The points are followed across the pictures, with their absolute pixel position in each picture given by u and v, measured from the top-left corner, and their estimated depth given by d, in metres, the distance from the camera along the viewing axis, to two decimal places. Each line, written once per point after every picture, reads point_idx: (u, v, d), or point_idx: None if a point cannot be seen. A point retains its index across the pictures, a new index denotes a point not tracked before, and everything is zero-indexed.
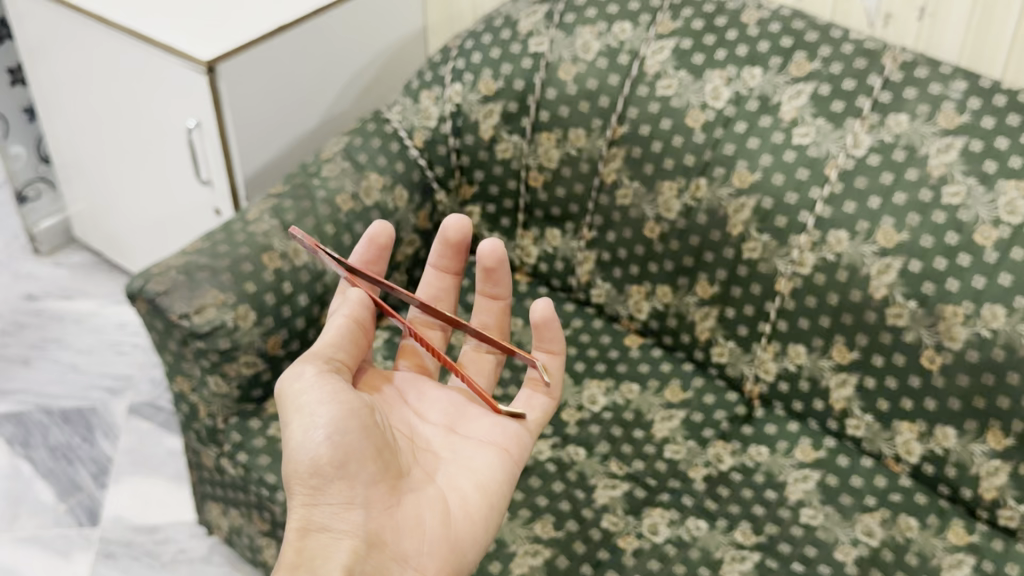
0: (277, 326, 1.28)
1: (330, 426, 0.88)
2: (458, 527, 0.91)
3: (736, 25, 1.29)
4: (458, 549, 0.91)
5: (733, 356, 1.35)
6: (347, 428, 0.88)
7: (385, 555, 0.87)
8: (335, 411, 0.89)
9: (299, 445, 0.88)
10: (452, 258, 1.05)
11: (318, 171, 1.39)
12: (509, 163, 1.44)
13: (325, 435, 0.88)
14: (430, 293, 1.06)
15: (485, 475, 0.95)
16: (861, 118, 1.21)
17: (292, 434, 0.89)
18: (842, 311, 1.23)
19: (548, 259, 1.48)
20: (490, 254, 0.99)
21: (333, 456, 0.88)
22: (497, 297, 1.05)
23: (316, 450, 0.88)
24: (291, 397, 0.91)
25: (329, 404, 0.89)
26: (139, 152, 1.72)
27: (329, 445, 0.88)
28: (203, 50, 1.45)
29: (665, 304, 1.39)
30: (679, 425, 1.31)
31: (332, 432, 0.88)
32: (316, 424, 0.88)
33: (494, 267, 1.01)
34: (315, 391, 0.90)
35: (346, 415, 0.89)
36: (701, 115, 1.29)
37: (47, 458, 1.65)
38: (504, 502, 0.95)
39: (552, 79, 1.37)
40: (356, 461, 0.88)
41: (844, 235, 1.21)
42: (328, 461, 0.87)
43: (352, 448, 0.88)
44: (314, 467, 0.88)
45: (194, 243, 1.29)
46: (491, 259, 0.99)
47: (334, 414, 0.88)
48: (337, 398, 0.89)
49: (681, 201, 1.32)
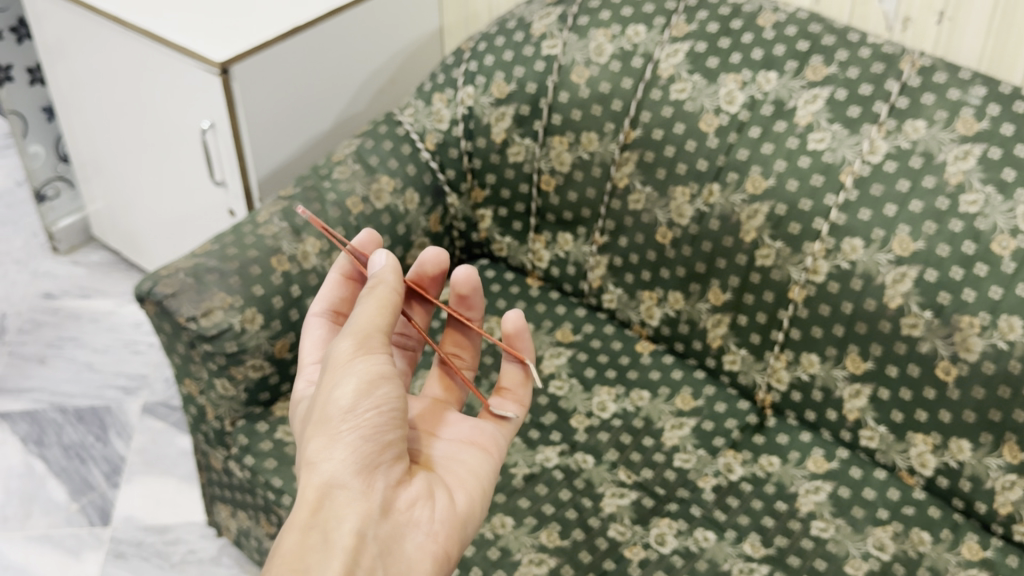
0: (285, 330, 1.27)
1: (381, 399, 0.82)
2: (463, 510, 0.88)
3: (752, 28, 1.28)
4: (461, 528, 0.87)
5: (745, 364, 1.33)
6: (395, 403, 0.83)
7: (397, 525, 0.82)
8: (390, 385, 0.83)
9: (347, 403, 0.81)
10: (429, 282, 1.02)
11: (329, 173, 1.39)
12: (521, 167, 1.43)
13: (376, 403, 0.82)
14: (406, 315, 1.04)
15: (479, 466, 0.93)
16: (878, 124, 1.19)
17: (341, 391, 0.82)
18: (856, 320, 1.21)
19: (559, 263, 1.46)
20: (464, 281, 0.97)
21: (376, 424, 0.82)
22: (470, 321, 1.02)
23: (362, 415, 0.81)
24: (346, 357, 0.83)
25: (387, 378, 0.83)
26: (155, 151, 1.72)
27: (377, 414, 0.82)
28: (216, 51, 1.45)
29: (677, 310, 1.37)
30: (689, 433, 1.29)
31: (382, 403, 0.82)
32: (368, 390, 0.82)
33: (468, 294, 0.98)
34: (373, 361, 0.83)
35: (396, 391, 0.83)
36: (715, 119, 1.27)
37: (60, 456, 1.65)
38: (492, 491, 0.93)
39: (564, 82, 1.36)
40: (394, 433, 0.83)
41: (859, 243, 1.19)
42: (371, 428, 0.82)
43: (394, 420, 0.83)
44: (356, 427, 0.81)
45: (204, 245, 1.29)
46: (465, 286, 0.97)
47: (387, 388, 0.83)
48: (390, 373, 0.84)
49: (693, 207, 1.30)
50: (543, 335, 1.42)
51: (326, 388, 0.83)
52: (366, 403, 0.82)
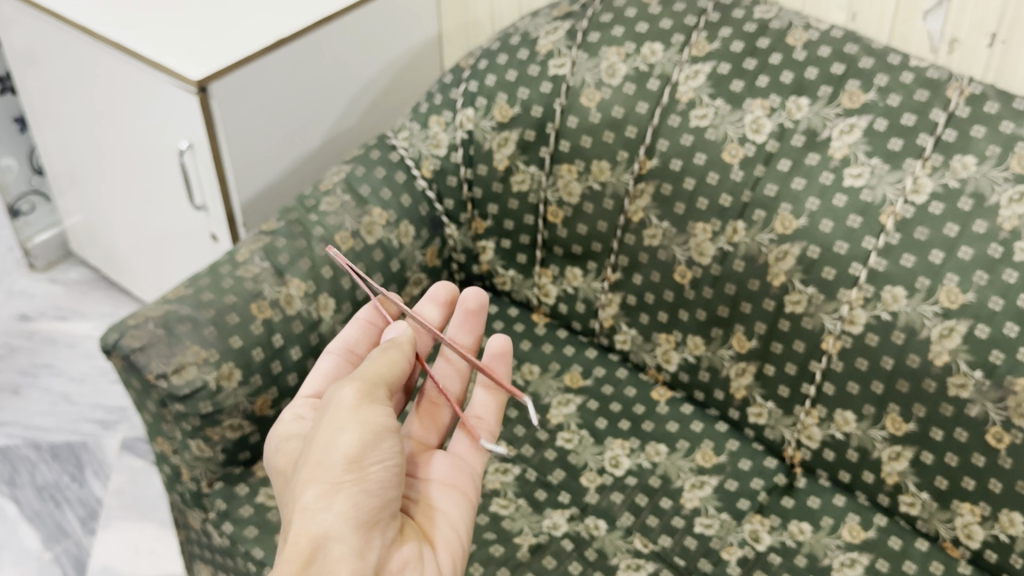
0: (266, 384, 1.16)
1: (392, 456, 0.80)
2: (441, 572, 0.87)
3: (780, 48, 1.17)
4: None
5: (772, 418, 1.20)
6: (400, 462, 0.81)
7: None
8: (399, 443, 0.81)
9: (354, 453, 0.78)
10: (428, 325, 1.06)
11: (316, 204, 1.27)
12: (526, 196, 1.31)
13: (384, 461, 0.80)
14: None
15: (459, 520, 0.92)
16: (922, 159, 1.08)
17: (346, 441, 0.79)
18: (897, 377, 1.09)
19: (568, 300, 1.34)
20: (472, 298, 1.01)
21: (383, 481, 0.79)
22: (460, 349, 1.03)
23: (372, 468, 0.79)
24: (354, 407, 0.81)
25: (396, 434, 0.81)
26: (132, 169, 1.60)
27: (383, 471, 0.79)
28: (191, 68, 1.33)
29: (697, 356, 1.25)
30: (711, 494, 1.18)
31: (390, 457, 0.80)
32: (374, 447, 0.79)
33: (474, 312, 1.02)
34: (386, 417, 0.82)
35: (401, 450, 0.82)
36: (740, 149, 1.16)
37: (34, 499, 1.54)
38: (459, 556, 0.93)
39: (573, 105, 1.25)
40: (395, 492, 0.81)
41: (901, 292, 1.08)
42: (376, 484, 0.79)
43: (398, 479, 0.81)
44: (361, 480, 0.78)
45: (178, 289, 1.17)
46: (473, 301, 1.01)
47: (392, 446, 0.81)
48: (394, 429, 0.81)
49: (716, 245, 1.19)
50: (550, 379, 1.31)
51: (333, 436, 0.79)
52: (373, 459, 0.79)
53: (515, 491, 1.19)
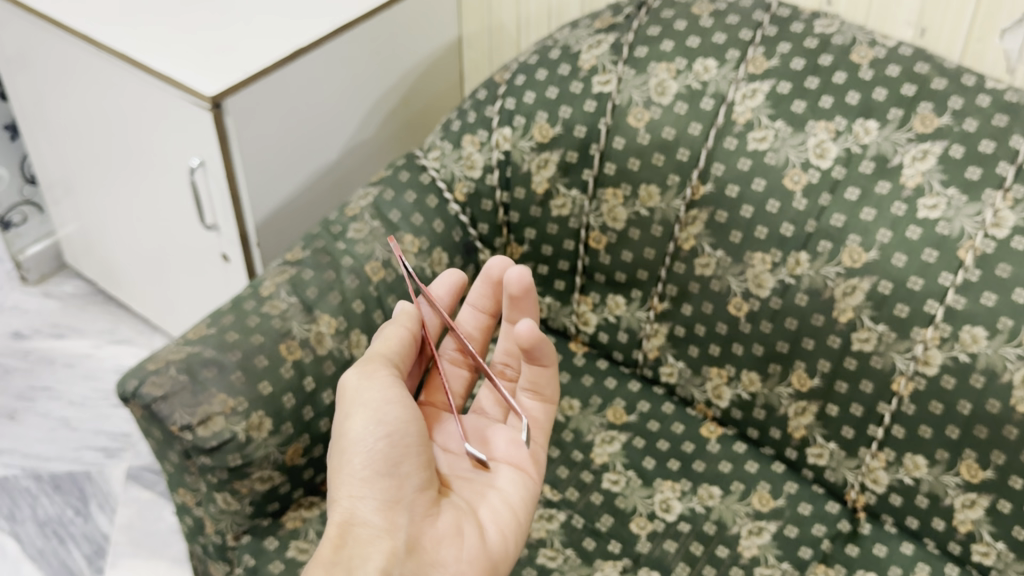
0: (298, 432, 1.07)
1: (393, 429, 0.88)
2: (495, 547, 0.91)
3: (845, 65, 1.09)
4: (493, 566, 0.90)
5: (834, 460, 1.14)
6: (407, 433, 0.89)
7: (424, 558, 0.87)
8: (399, 414, 0.88)
9: (357, 436, 0.87)
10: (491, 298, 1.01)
11: (343, 231, 1.19)
12: (566, 221, 1.23)
13: (385, 436, 0.88)
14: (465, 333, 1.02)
15: (514, 495, 0.94)
16: (1003, 190, 1.00)
17: (351, 425, 0.88)
18: (975, 423, 1.02)
19: (609, 328, 1.27)
20: (515, 281, 0.89)
21: (390, 457, 0.88)
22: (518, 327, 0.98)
23: (374, 446, 0.87)
24: (353, 388, 0.89)
25: (396, 405, 0.88)
26: (133, 181, 1.50)
27: (385, 445, 0.88)
28: (204, 81, 1.24)
29: (752, 393, 1.18)
30: (770, 542, 1.11)
31: (393, 432, 0.88)
32: (374, 427, 0.87)
33: (521, 295, 0.90)
34: (381, 390, 0.89)
35: (408, 419, 0.89)
36: (803, 176, 1.09)
37: (36, 535, 1.46)
38: (530, 524, 0.95)
39: (619, 125, 1.17)
40: (409, 464, 0.89)
41: (981, 332, 1.01)
42: (381, 460, 0.87)
43: (408, 451, 0.89)
44: (372, 462, 0.87)
45: (199, 328, 1.09)
46: (515, 287, 0.89)
47: (396, 416, 0.88)
48: (396, 399, 0.89)
49: (776, 277, 1.12)
50: (592, 415, 1.23)
51: (341, 423, 0.89)
52: (374, 438, 0.87)
53: (562, 540, 1.11)
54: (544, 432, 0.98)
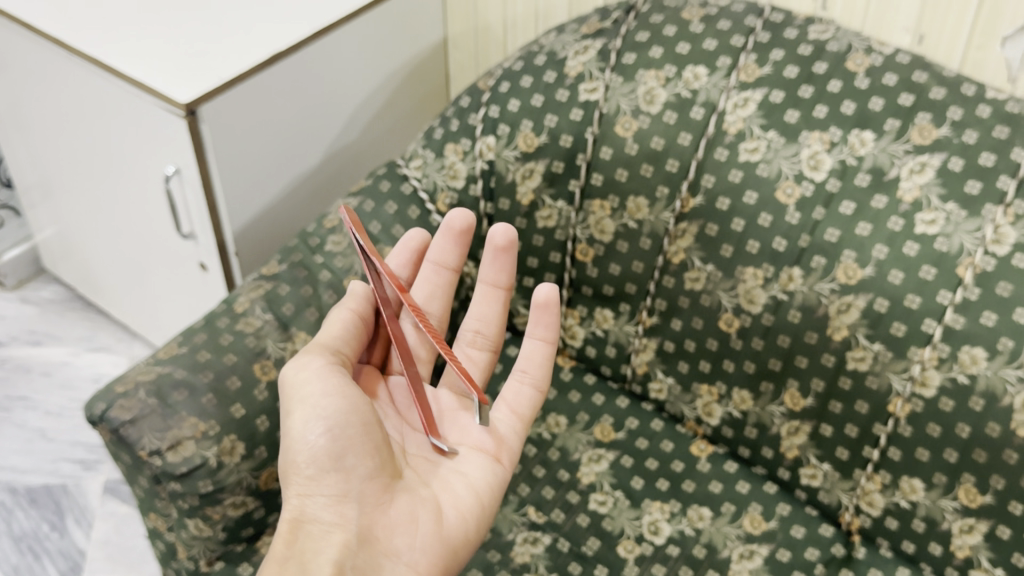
0: (272, 456, 1.03)
1: (331, 422, 0.88)
2: (454, 531, 0.90)
3: (840, 73, 1.05)
4: (452, 550, 0.89)
5: (828, 481, 1.10)
6: (348, 424, 0.89)
7: (377, 548, 0.87)
8: (338, 406, 0.89)
9: (299, 432, 0.89)
10: (454, 252, 1.04)
11: (321, 244, 1.15)
12: (552, 233, 1.20)
13: (326, 430, 0.88)
14: (427, 290, 1.04)
15: (478, 479, 0.93)
16: (1004, 205, 0.96)
17: (294, 423, 0.89)
18: (974, 446, 0.99)
19: (596, 342, 1.24)
20: (502, 235, 0.95)
21: (332, 451, 0.88)
22: (494, 287, 1.01)
23: (316, 441, 0.88)
24: (295, 383, 0.90)
25: (334, 397, 0.89)
26: (109, 187, 1.46)
27: (327, 439, 0.88)
28: (179, 87, 1.19)
29: (743, 412, 1.14)
30: (762, 566, 1.07)
31: (334, 425, 0.88)
32: (316, 422, 0.88)
33: (504, 250, 0.97)
34: (319, 383, 0.90)
35: (350, 410, 0.89)
36: (796, 189, 1.05)
37: (10, 550, 1.42)
38: (497, 506, 0.94)
39: (607, 135, 1.13)
40: (354, 455, 0.89)
41: (981, 353, 0.97)
42: (324, 454, 0.88)
43: (352, 442, 0.89)
44: (315, 458, 0.88)
45: (170, 347, 1.05)
46: (502, 239, 0.95)
47: (335, 409, 0.89)
48: (336, 391, 0.89)
49: (768, 292, 1.08)
50: (579, 433, 1.20)
51: (286, 421, 0.90)
52: (316, 432, 0.88)
53: (547, 565, 1.07)
54: (524, 422, 0.97)
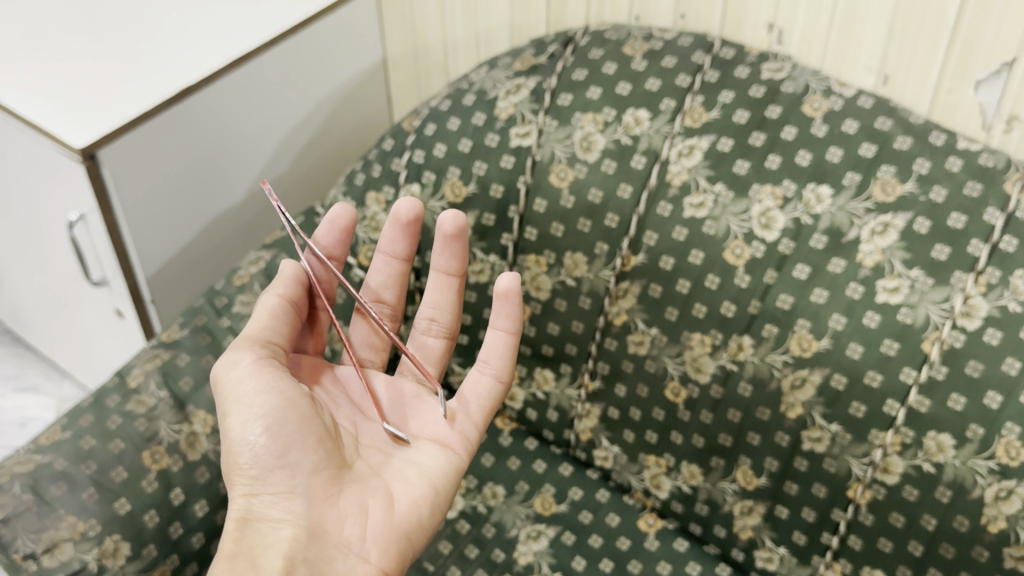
0: (164, 553, 0.93)
1: (269, 419, 0.80)
2: (410, 519, 0.81)
3: (795, 118, 0.94)
4: (407, 539, 0.81)
5: (784, 566, 1.00)
6: (287, 420, 0.80)
7: (330, 542, 0.79)
8: (274, 402, 0.80)
9: (239, 431, 0.80)
10: (402, 242, 0.91)
11: (228, 306, 1.05)
12: (485, 289, 1.10)
13: (263, 427, 0.80)
14: (378, 280, 0.93)
15: (433, 466, 0.84)
16: (974, 273, 0.85)
17: (231, 423, 0.81)
18: (940, 540, 0.89)
19: (537, 405, 1.14)
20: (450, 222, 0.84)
21: (273, 449, 0.80)
22: (446, 274, 0.89)
23: (256, 439, 0.80)
24: (229, 380, 0.82)
25: (269, 394, 0.81)
26: (19, 228, 1.35)
27: (266, 435, 0.80)
28: (76, 130, 1.08)
29: (693, 487, 1.04)
30: None
31: (272, 421, 0.80)
32: (253, 419, 0.80)
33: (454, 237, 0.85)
34: (253, 379, 0.81)
35: (287, 404, 0.81)
36: (746, 249, 0.94)
37: None
38: (455, 494, 0.85)
39: (541, 184, 1.03)
40: (297, 450, 0.80)
41: (948, 439, 0.87)
42: (266, 450, 0.80)
43: (293, 437, 0.80)
44: (256, 456, 0.80)
45: (53, 429, 0.95)
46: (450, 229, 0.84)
47: (272, 404, 0.80)
48: (271, 385, 0.81)
49: (717, 361, 0.97)
50: (517, 505, 1.09)
51: (223, 424, 0.82)
52: (255, 429, 0.80)
53: None
54: (486, 412, 0.88)
